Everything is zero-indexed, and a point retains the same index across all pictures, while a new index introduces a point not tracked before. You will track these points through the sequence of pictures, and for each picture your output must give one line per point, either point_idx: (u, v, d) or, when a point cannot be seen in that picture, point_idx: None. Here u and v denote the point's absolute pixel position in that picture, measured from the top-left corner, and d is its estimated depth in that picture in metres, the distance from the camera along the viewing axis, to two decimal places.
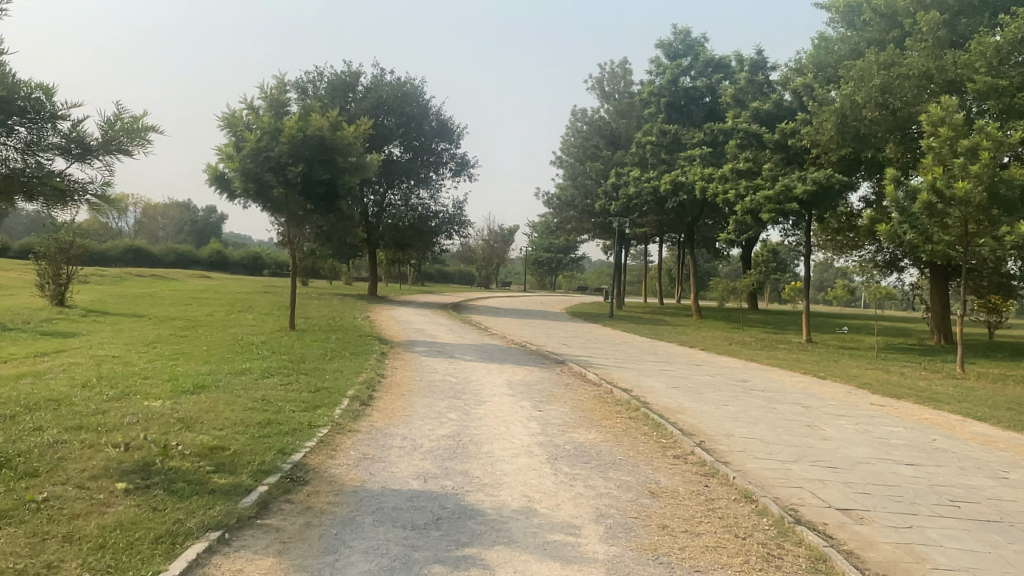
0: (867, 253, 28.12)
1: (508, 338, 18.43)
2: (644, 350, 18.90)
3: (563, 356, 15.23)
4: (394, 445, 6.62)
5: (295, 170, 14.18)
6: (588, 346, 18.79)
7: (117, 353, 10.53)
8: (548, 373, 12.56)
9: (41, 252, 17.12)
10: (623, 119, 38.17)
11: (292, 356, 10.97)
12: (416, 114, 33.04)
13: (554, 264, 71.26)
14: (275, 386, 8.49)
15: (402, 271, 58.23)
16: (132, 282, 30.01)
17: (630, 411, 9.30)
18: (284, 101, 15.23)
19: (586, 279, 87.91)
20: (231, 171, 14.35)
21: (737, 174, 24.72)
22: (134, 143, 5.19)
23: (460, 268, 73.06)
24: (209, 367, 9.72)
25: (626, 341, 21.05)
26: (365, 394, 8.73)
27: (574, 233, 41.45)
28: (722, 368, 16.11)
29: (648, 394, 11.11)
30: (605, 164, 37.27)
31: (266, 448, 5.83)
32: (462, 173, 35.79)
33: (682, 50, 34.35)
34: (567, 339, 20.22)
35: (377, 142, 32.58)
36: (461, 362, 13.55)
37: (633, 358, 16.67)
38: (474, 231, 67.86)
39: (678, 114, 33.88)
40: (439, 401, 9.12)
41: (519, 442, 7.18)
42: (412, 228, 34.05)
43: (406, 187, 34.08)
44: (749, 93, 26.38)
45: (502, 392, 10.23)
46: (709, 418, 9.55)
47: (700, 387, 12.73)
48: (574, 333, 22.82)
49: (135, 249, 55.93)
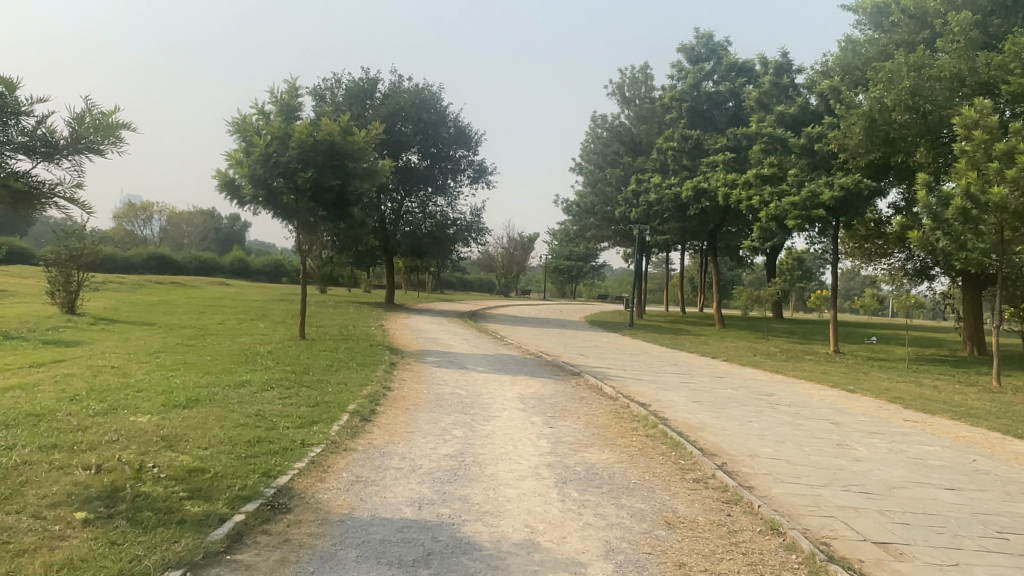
0: (896, 261, 27.27)
1: (524, 348, 17.97)
2: (664, 361, 18.33)
3: (580, 368, 14.73)
4: (392, 467, 6.16)
5: (305, 176, 13.86)
6: (607, 357, 18.26)
7: (116, 364, 10.23)
8: (563, 385, 12.07)
9: (51, 259, 16.97)
10: (644, 124, 37.65)
11: (296, 367, 10.58)
12: (434, 121, 32.82)
13: (575, 272, 70.68)
14: (273, 400, 8.08)
15: (421, 279, 58.04)
16: (150, 289, 30.01)
17: (647, 429, 8.78)
18: (295, 106, 14.93)
19: (608, 287, 87.13)
20: (240, 176, 14.04)
21: (761, 180, 24.11)
22: (105, 141, 4.79)
23: (481, 276, 72.75)
24: (208, 379, 9.37)
25: (646, 352, 20.49)
26: (366, 409, 8.31)
27: (594, 241, 40.91)
28: (745, 381, 15.51)
29: (668, 409, 10.57)
30: (625, 171, 36.86)
31: (250, 470, 5.41)
32: (481, 180, 35.46)
33: (704, 54, 33.98)
34: (585, 349, 19.71)
35: (395, 149, 32.39)
36: (473, 373, 13.10)
37: (653, 369, 16.13)
38: (494, 239, 67.58)
39: (700, 119, 33.37)
40: (445, 416, 8.68)
41: (525, 463, 6.70)
42: (429, 235, 33.79)
43: (424, 194, 33.83)
44: (773, 97, 25.78)
45: (512, 406, 9.76)
46: (732, 436, 9.00)
47: (722, 401, 12.16)
48: (592, 343, 22.29)
49: (158, 257, 56.41)
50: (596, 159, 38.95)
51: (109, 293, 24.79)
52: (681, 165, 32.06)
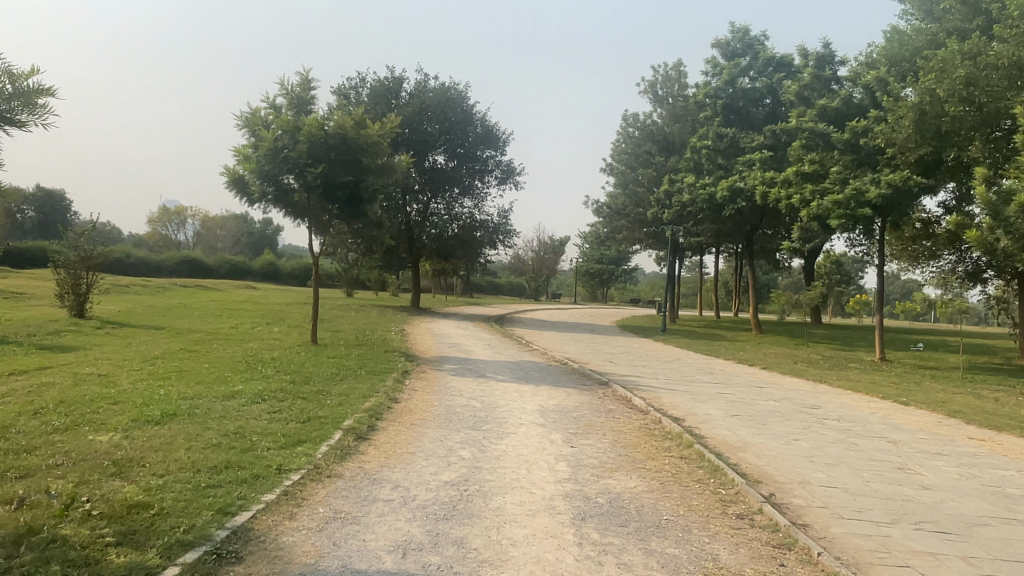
0: (946, 263, 25.73)
1: (549, 355, 16.98)
2: (698, 369, 17.19)
3: (608, 376, 13.70)
4: (379, 499, 5.24)
5: (314, 171, 13.11)
6: (637, 364, 17.17)
7: (104, 372, 9.51)
8: (588, 396, 11.07)
9: (60, 262, 16.53)
10: (678, 123, 36.43)
11: (298, 376, 9.75)
12: (460, 120, 32.04)
13: (606, 276, 69.34)
14: (259, 415, 7.24)
15: (450, 283, 57.38)
16: (174, 293, 29.65)
17: (681, 449, 7.75)
18: (307, 98, 14.18)
19: (640, 291, 85.52)
20: (247, 171, 13.34)
21: (801, 178, 22.85)
22: (27, 114, 4.00)
23: (510, 280, 71.81)
24: (197, 389, 8.57)
25: (679, 359, 19.35)
26: (363, 424, 7.41)
27: (625, 244, 39.74)
28: (787, 392, 14.33)
29: (704, 425, 9.52)
30: (658, 171, 35.73)
31: (205, 506, 4.55)
32: (508, 181, 34.58)
33: (740, 49, 32.74)
34: (615, 356, 18.62)
35: (420, 149, 31.69)
36: (492, 382, 12.18)
37: (688, 378, 15.01)
38: (525, 243, 66.68)
39: (735, 116, 32.14)
40: (454, 433, 7.74)
41: (539, 493, 5.74)
42: (456, 237, 32.96)
43: (450, 196, 33.08)
44: (815, 91, 24.48)
45: (531, 421, 8.80)
46: (778, 459, 7.93)
47: (764, 415, 11.06)
48: (623, 350, 21.18)
49: (191, 262, 56.79)
50: (627, 159, 37.85)
51: (129, 297, 24.39)
52: (716, 165, 30.80)
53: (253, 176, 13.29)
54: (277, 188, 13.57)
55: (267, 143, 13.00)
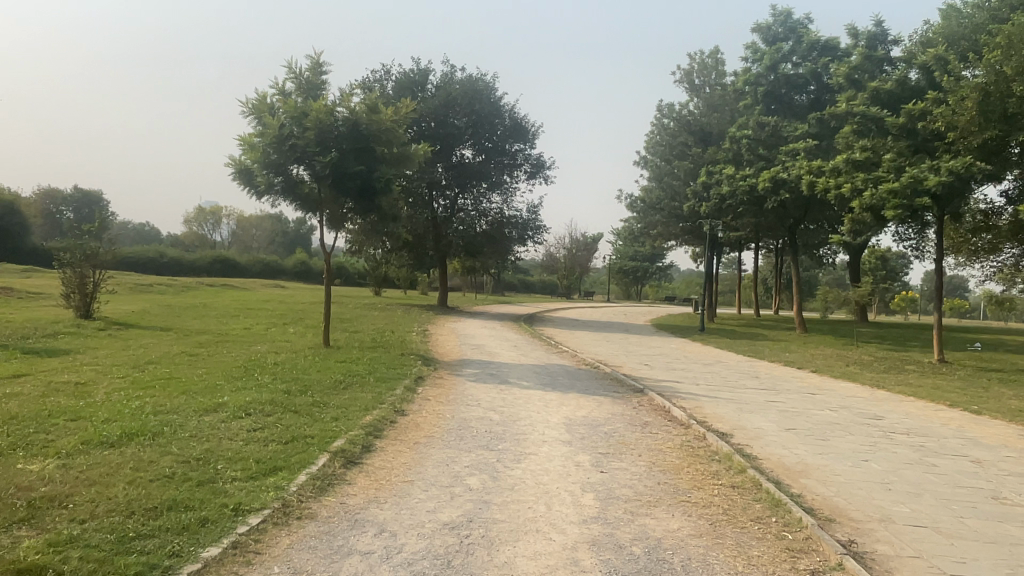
0: (1008, 257, 24.02)
1: (580, 358, 15.78)
2: (741, 372, 15.87)
3: (643, 382, 12.49)
4: (356, 552, 4.12)
5: (323, 160, 12.13)
6: (675, 367, 15.91)
7: (82, 380, 8.58)
8: (622, 406, 9.89)
9: (64, 258, 15.65)
10: (716, 113, 34.86)
11: (295, 384, 8.72)
12: (488, 112, 30.92)
13: (640, 273, 67.75)
14: (237, 434, 6.22)
15: (481, 280, 56.41)
16: (198, 292, 29.11)
17: (732, 477, 6.54)
18: (318, 82, 13.19)
19: (675, 289, 83.73)
20: (252, 160, 12.42)
21: (851, 166, 21.30)
22: None
23: (543, 278, 70.58)
24: (177, 400, 7.58)
25: (720, 361, 18.00)
26: (356, 444, 6.32)
27: (660, 240, 38.32)
28: (842, 400, 12.97)
29: (756, 443, 8.27)
30: (694, 163, 34.21)
31: (118, 569, 3.52)
32: (538, 175, 33.45)
33: (783, 34, 31.15)
34: (650, 359, 17.35)
35: (447, 143, 30.68)
36: (514, 389, 11.05)
37: (731, 384, 13.73)
38: (557, 240, 65.47)
39: (778, 104, 30.67)
40: (463, 455, 6.62)
41: (558, 542, 4.58)
42: (484, 234, 31.90)
43: (478, 191, 32.05)
44: (865, 73, 22.91)
45: (555, 438, 7.65)
46: (848, 488, 6.65)
47: (822, 429, 9.76)
48: (659, 350, 19.91)
49: (223, 261, 56.78)
50: (662, 151, 36.37)
51: (149, 296, 23.80)
52: (756, 155, 29.24)
53: (258, 165, 12.36)
54: (285, 178, 12.66)
55: (272, 130, 12.05)
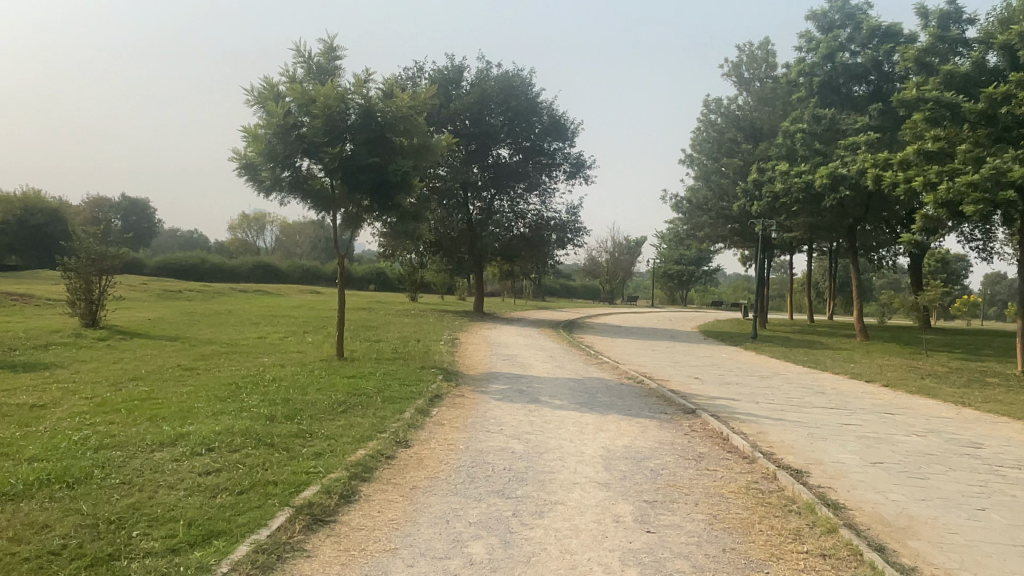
0: None
1: (621, 370, 14.27)
2: (803, 387, 14.11)
3: (694, 401, 10.94)
4: None
5: (331, 151, 10.91)
6: (728, 381, 14.26)
7: (42, 401, 7.40)
8: (670, 433, 8.35)
9: (69, 262, 14.58)
10: (767, 107, 32.89)
11: (284, 407, 7.40)
12: (525, 109, 29.51)
13: (686, 278, 65.57)
14: (182, 479, 4.94)
15: (521, 285, 55.07)
16: (228, 299, 28.31)
17: (822, 541, 4.99)
18: (331, 67, 11.91)
19: (722, 294, 81.15)
20: (255, 152, 11.21)
21: (923, 157, 19.50)
22: None
23: (584, 282, 68.94)
24: (135, 430, 6.32)
25: (778, 374, 16.24)
26: (332, 494, 4.93)
27: (707, 241, 36.46)
28: (926, 421, 11.17)
29: (841, 485, 6.66)
30: (744, 160, 32.36)
31: None
32: (578, 175, 31.95)
33: (840, 21, 29.23)
34: (699, 370, 15.70)
35: (483, 142, 29.39)
36: (544, 409, 9.59)
37: (794, 402, 12.02)
38: (600, 244, 63.81)
39: (835, 96, 28.63)
40: (471, 506, 5.19)
41: None
42: (522, 238, 30.57)
43: (516, 193, 30.68)
44: (937, 56, 20.93)
45: (590, 479, 6.18)
46: (977, 557, 5.03)
47: (916, 463, 8.09)
48: (708, 361, 18.25)
49: (264, 266, 56.63)
50: (708, 149, 34.47)
51: (172, 304, 22.97)
52: (812, 150, 27.40)
53: (261, 158, 11.15)
54: (293, 173, 11.46)
55: (276, 120, 10.90)
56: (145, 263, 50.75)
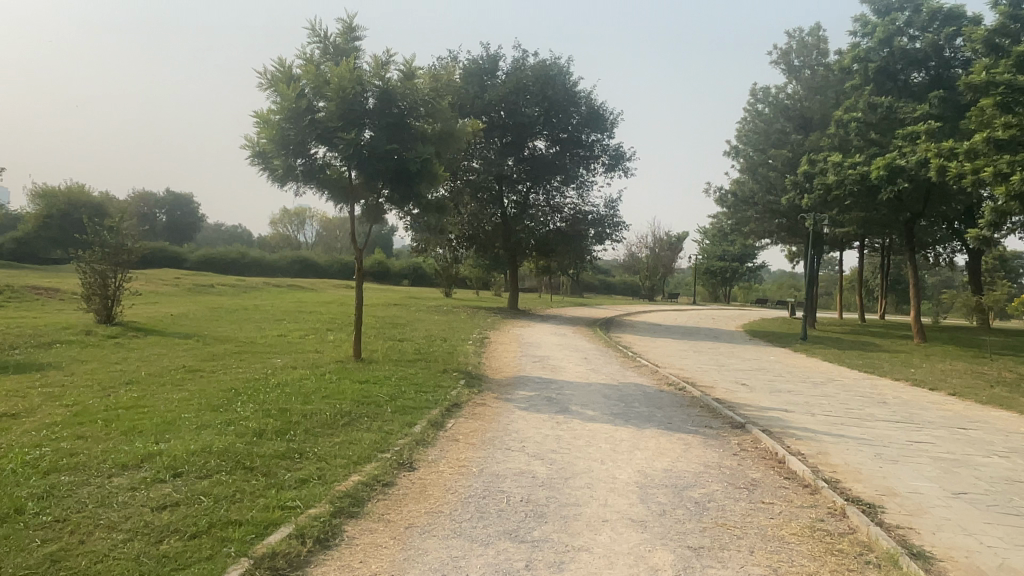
0: None
1: (661, 375, 13.20)
2: (862, 396, 12.87)
3: (742, 413, 9.87)
4: None
5: (345, 138, 10.08)
6: (779, 388, 13.09)
7: (15, 410, 6.71)
8: (716, 456, 7.32)
9: (83, 255, 14.03)
10: (818, 96, 31.34)
11: (278, 419, 6.57)
12: (562, 99, 28.48)
13: (729, 274, 63.68)
14: (129, 517, 4.13)
15: (559, 281, 54.00)
16: (259, 294, 27.93)
17: None
18: (349, 47, 11.06)
19: (766, 291, 78.87)
20: (266, 139, 10.38)
21: (994, 147, 17.81)
22: None
23: (624, 278, 67.51)
24: (101, 448, 5.54)
25: (832, 380, 15.00)
26: (304, 539, 4.06)
27: (753, 237, 34.97)
28: (1006, 438, 9.90)
29: (923, 524, 5.59)
30: (794, 151, 30.95)
31: None
32: (618, 167, 30.82)
33: (897, 4, 27.59)
34: (746, 376, 14.56)
35: (519, 133, 28.45)
36: (575, 421, 8.64)
37: (853, 416, 10.84)
38: (640, 239, 62.32)
39: (892, 83, 26.97)
40: (477, 553, 4.27)
41: None
42: (559, 232, 29.59)
43: (552, 186, 29.66)
44: (1009, 36, 19.28)
45: (622, 516, 5.21)
46: None
47: (1006, 493, 6.92)
48: (755, 364, 17.05)
49: (302, 261, 56.54)
50: (755, 140, 33.05)
51: (200, 299, 22.58)
52: (869, 141, 26.29)
53: (273, 145, 10.33)
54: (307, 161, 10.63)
55: (289, 103, 10.10)
56: (186, 256, 51.02)
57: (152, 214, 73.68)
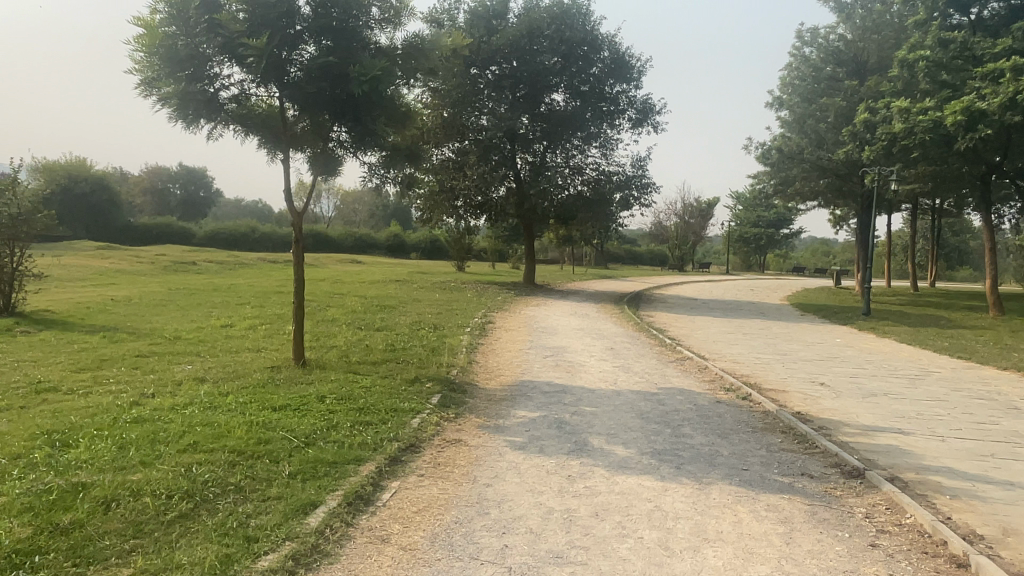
0: None
1: (711, 373, 10.03)
2: (987, 401, 9.51)
3: (847, 445, 6.67)
4: None
5: (255, 45, 6.95)
6: (871, 390, 9.80)
7: None
8: (843, 556, 4.18)
9: None
10: (874, 35, 27.48)
11: (35, 525, 3.53)
12: (584, 44, 24.92)
13: (763, 242, 59.67)
14: None
15: (584, 252, 50.55)
16: (248, 270, 25.19)
17: None
18: None
19: (800, 258, 74.71)
20: (149, 56, 7.29)
21: None
22: None
23: (652, 249, 63.81)
24: None
25: (930, 374, 11.62)
26: None
27: (798, 199, 31.25)
28: None
29: None
30: (848, 100, 27.23)
31: None
32: (646, 122, 27.31)
33: None
34: (818, 370, 11.26)
35: (534, 84, 25.06)
36: (599, 470, 5.52)
37: (998, 437, 7.53)
38: (668, 206, 58.44)
39: (964, 16, 22.93)
40: None
41: None
42: (581, 197, 26.18)
43: (572, 145, 26.26)
44: None
45: None
46: None
47: None
48: (822, 350, 13.73)
49: (313, 235, 53.59)
50: (801, 88, 29.23)
51: (171, 280, 19.87)
52: (937, 83, 22.10)
53: (159, 63, 7.25)
54: (212, 88, 7.55)
55: None
56: (194, 231, 48.56)
57: (166, 189, 71.03)
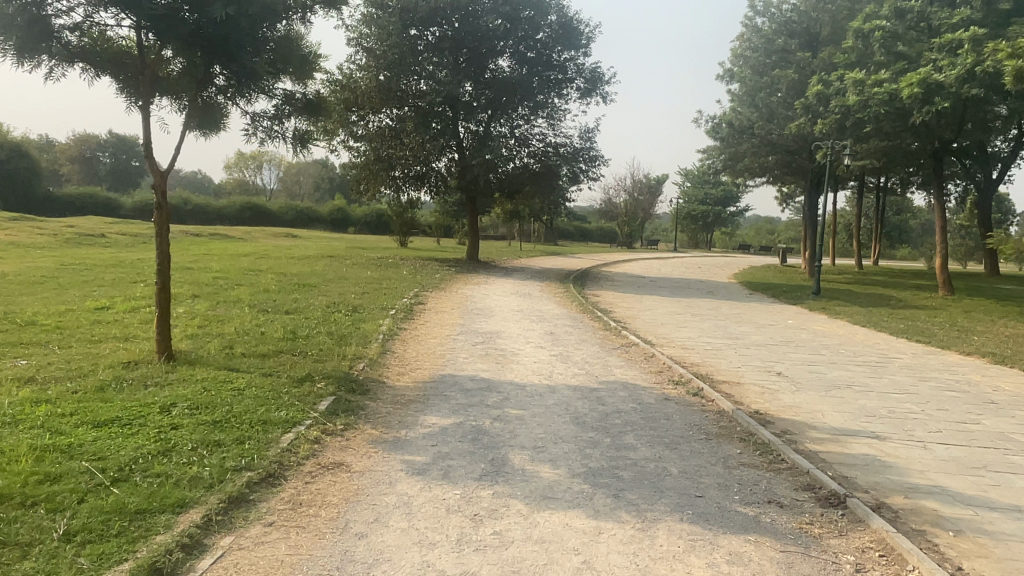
0: None
1: (659, 363, 8.88)
2: (959, 394, 8.58)
3: (820, 457, 5.55)
4: None
5: None
6: (834, 382, 8.78)
7: None
8: None
9: None
10: (828, 6, 26.65)
11: None
12: (529, 6, 23.41)
13: (711, 220, 59.41)
14: None
15: (532, 228, 49.37)
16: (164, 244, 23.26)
17: None
18: None
19: (746, 237, 75.03)
20: None
21: None
22: None
23: (601, 226, 63.02)
24: None
25: (892, 361, 10.71)
26: None
27: (748, 175, 30.53)
28: None
29: None
30: (800, 73, 26.44)
31: None
32: (595, 93, 25.99)
33: None
34: (774, 358, 10.24)
35: (476, 48, 23.47)
36: (514, 505, 4.25)
37: (983, 440, 6.55)
38: (618, 182, 57.56)
39: None
40: None
41: None
42: (526, 169, 24.81)
43: (517, 115, 24.80)
44: None
45: None
46: None
47: None
48: (777, 334, 12.77)
49: (250, 209, 51.15)
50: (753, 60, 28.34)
51: (71, 254, 17.90)
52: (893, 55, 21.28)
53: None
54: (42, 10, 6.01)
55: None
56: (121, 203, 45.63)
57: (93, 157, 66.89)
